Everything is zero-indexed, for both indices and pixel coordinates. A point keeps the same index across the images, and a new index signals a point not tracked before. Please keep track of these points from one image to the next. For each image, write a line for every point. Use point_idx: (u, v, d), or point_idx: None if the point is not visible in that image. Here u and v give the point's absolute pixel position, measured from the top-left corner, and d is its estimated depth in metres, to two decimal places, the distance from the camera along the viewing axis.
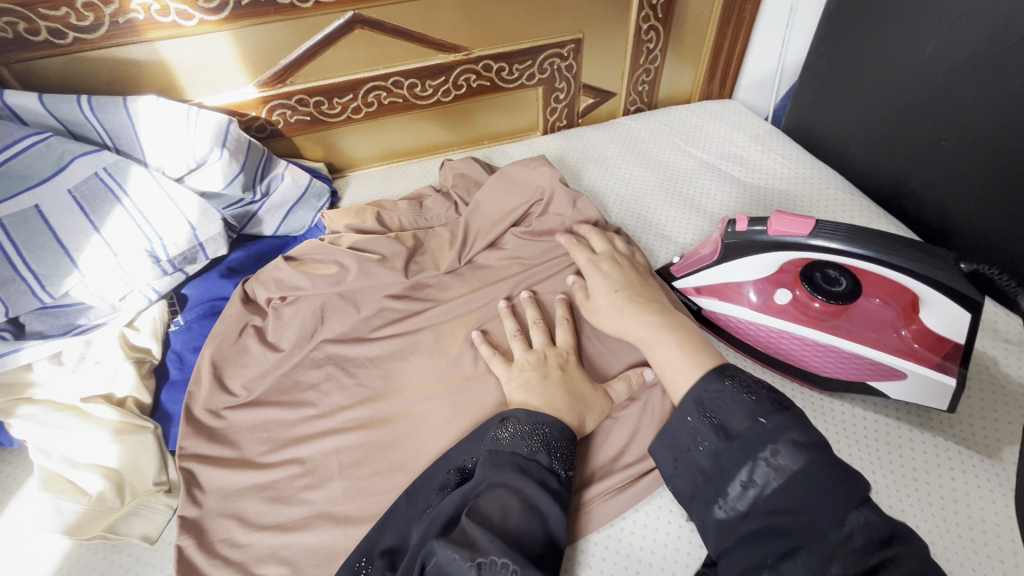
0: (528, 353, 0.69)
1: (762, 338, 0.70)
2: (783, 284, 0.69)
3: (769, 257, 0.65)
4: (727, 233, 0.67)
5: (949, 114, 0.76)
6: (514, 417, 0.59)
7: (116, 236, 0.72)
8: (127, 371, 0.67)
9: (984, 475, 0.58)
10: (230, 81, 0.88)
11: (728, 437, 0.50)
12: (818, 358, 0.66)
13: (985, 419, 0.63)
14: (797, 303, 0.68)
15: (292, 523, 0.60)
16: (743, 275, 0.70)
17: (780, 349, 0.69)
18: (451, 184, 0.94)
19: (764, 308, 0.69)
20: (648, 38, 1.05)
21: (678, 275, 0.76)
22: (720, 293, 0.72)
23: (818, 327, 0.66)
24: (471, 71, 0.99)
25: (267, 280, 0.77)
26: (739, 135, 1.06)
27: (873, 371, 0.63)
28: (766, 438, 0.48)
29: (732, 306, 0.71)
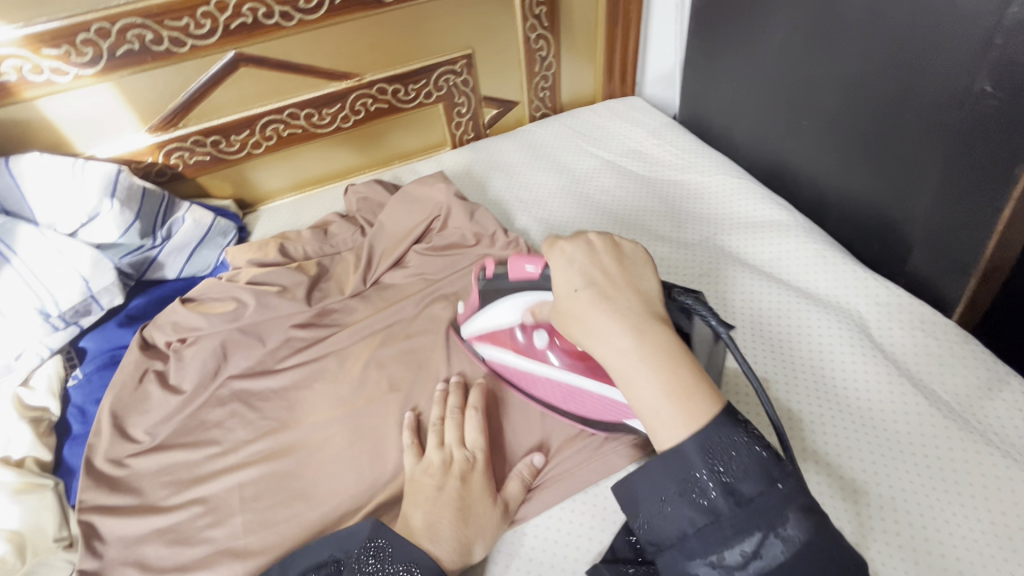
0: (439, 450, 0.62)
1: (539, 385, 0.68)
2: (541, 326, 0.65)
3: (518, 299, 0.66)
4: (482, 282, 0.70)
5: (808, 93, 0.80)
6: (387, 543, 0.54)
7: (4, 296, 0.73)
8: (22, 432, 0.67)
9: (857, 438, 0.63)
10: (119, 130, 0.89)
11: (736, 501, 0.43)
12: (588, 404, 0.65)
13: (860, 382, 0.68)
14: (553, 346, 0.65)
15: (193, 563, 0.61)
16: (504, 320, 0.68)
17: (558, 394, 0.67)
18: (356, 209, 0.96)
19: (528, 349, 0.67)
20: (539, 46, 1.09)
21: (465, 324, 0.75)
22: (493, 339, 0.71)
23: (575, 369, 0.64)
24: (367, 96, 1.01)
25: (165, 323, 0.77)
26: (638, 131, 1.10)
27: (617, 412, 0.63)
28: (777, 507, 0.42)
29: (501, 352, 0.70)
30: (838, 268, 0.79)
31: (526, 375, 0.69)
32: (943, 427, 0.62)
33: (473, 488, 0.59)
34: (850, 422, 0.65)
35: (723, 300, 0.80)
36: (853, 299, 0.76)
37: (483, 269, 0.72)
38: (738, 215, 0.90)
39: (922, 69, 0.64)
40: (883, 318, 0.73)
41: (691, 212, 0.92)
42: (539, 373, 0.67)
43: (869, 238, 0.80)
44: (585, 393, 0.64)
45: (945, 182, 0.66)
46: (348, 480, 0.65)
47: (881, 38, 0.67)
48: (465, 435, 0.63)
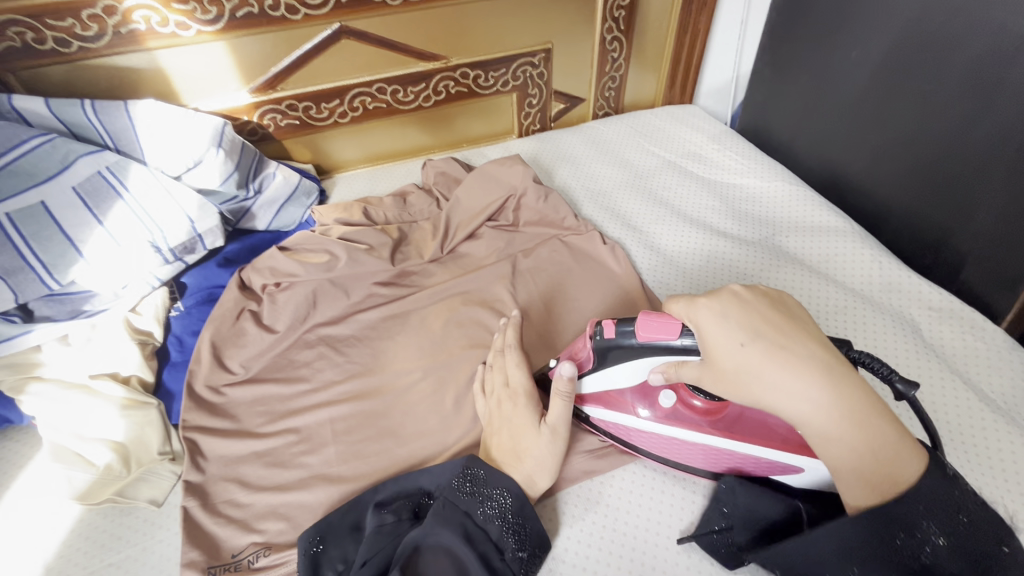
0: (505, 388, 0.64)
1: (669, 447, 0.62)
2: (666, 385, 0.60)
3: (647, 361, 0.56)
4: (596, 340, 0.58)
5: (876, 109, 0.86)
6: (480, 474, 0.58)
7: (118, 228, 0.78)
8: (131, 352, 0.72)
9: (928, 427, 0.68)
10: (224, 87, 0.94)
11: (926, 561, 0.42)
12: (742, 465, 0.58)
13: (925, 377, 0.73)
14: (683, 403, 0.60)
15: (290, 484, 0.65)
16: (620, 384, 0.61)
17: (699, 456, 0.60)
18: (433, 182, 1.02)
19: (666, 416, 0.60)
20: (612, 48, 1.15)
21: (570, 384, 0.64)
22: (605, 401, 0.63)
23: (706, 429, 0.58)
24: (450, 79, 1.07)
25: (262, 268, 0.83)
26: (697, 135, 1.16)
27: (774, 468, 0.57)
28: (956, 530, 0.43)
29: (623, 418, 0.62)
30: (894, 276, 0.85)
31: (642, 435, 0.63)
32: (982, 416, 0.68)
33: (518, 417, 0.60)
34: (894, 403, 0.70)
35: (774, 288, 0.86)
36: (898, 300, 0.82)
37: (596, 323, 0.59)
38: (798, 221, 0.95)
39: (990, 95, 0.71)
40: (925, 317, 0.79)
41: (751, 214, 0.98)
42: (670, 433, 0.60)
43: (923, 248, 0.86)
44: (724, 452, 0.58)
45: (996, 199, 0.73)
46: (433, 423, 0.70)
47: (955, 63, 0.73)
48: (510, 376, 0.64)
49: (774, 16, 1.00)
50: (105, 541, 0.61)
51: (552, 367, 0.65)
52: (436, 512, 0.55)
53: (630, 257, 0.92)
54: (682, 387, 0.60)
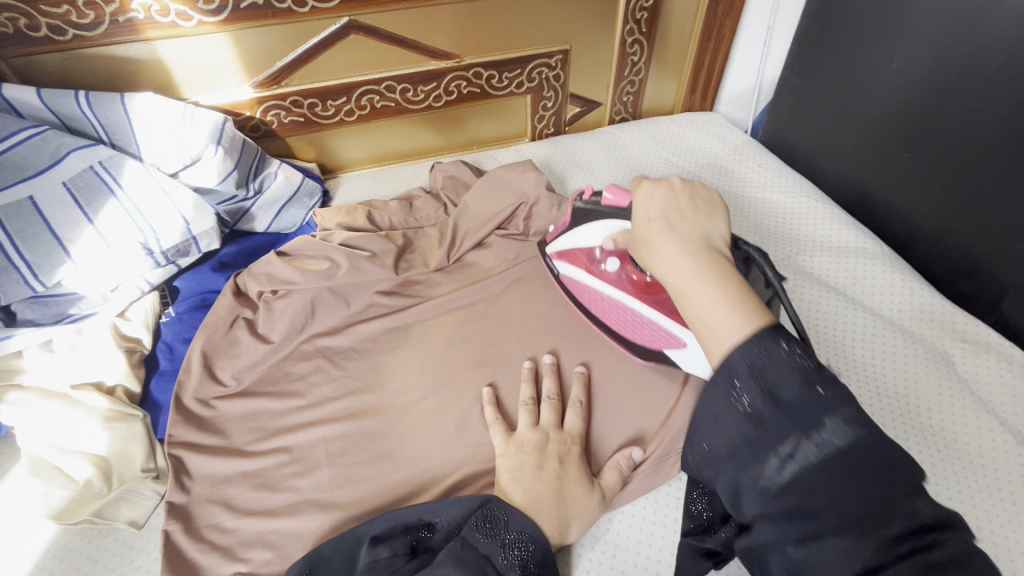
0: (533, 429, 0.63)
1: (598, 304, 0.77)
2: (616, 253, 0.73)
3: (600, 224, 0.72)
4: (579, 203, 0.75)
5: (914, 126, 0.81)
6: (502, 515, 0.55)
7: (109, 228, 0.74)
8: (117, 360, 0.68)
9: (964, 472, 0.63)
10: (226, 81, 0.90)
11: (776, 402, 0.44)
12: (647, 331, 0.71)
13: (958, 415, 0.68)
14: (624, 271, 0.73)
15: (278, 509, 0.61)
16: (587, 241, 0.75)
17: (624, 322, 0.73)
18: (441, 186, 0.97)
19: (604, 274, 0.75)
20: (633, 51, 1.10)
21: (550, 241, 0.82)
22: (570, 257, 0.79)
23: (635, 297, 0.71)
24: (462, 78, 1.02)
25: (259, 274, 0.78)
26: (718, 144, 1.11)
27: (662, 338, 0.69)
28: (819, 409, 0.43)
29: (573, 271, 0.78)
30: (924, 302, 0.80)
31: (585, 292, 0.78)
32: (1022, 464, 0.63)
33: (570, 472, 0.59)
34: (927, 445, 0.65)
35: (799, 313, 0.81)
36: (931, 330, 0.77)
37: (582, 193, 0.75)
38: (822, 240, 0.90)
39: None
40: (960, 350, 0.74)
41: (773, 229, 0.93)
42: (599, 291, 0.76)
43: (960, 276, 0.81)
44: (637, 319, 0.71)
45: None
46: (434, 447, 0.66)
47: (1007, 81, 0.68)
48: (540, 419, 0.64)
49: (806, 22, 0.95)
50: (81, 566, 0.58)
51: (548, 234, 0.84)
52: (451, 555, 0.51)
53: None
54: (630, 262, 0.73)
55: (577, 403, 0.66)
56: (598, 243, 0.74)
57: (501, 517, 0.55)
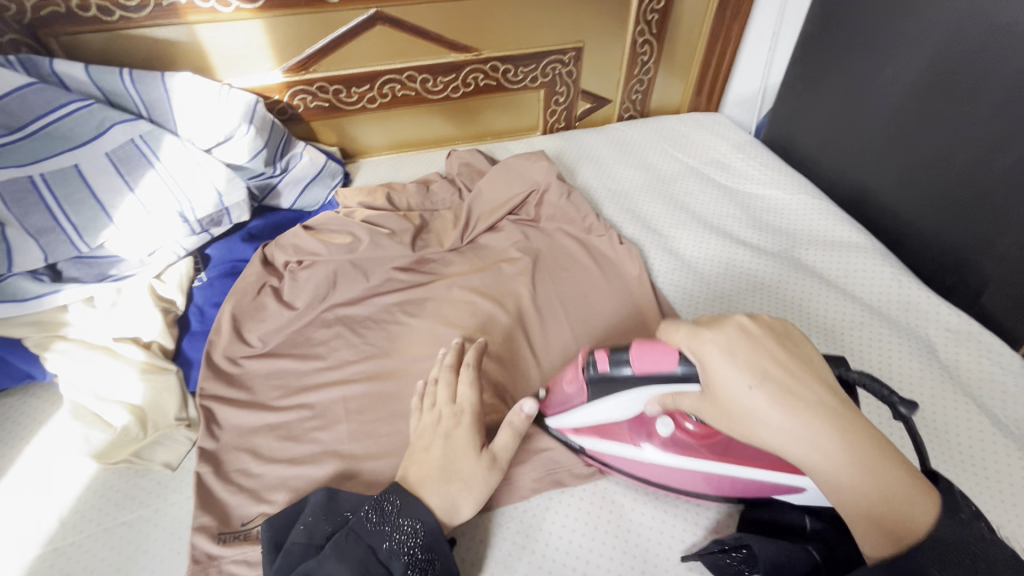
0: (429, 412, 0.60)
1: (655, 480, 0.62)
2: (667, 415, 0.58)
3: (639, 396, 0.53)
4: (591, 373, 0.56)
5: (907, 129, 0.86)
6: (394, 502, 0.53)
7: (149, 196, 0.80)
8: (154, 318, 0.73)
9: (943, 452, 0.67)
10: (257, 65, 0.95)
11: (949, 551, 0.37)
12: (725, 484, 0.58)
13: (939, 400, 0.72)
14: (676, 429, 0.58)
15: (301, 458, 0.66)
16: (612, 417, 0.60)
17: (686, 483, 0.60)
18: (457, 173, 1.03)
19: (659, 443, 0.59)
20: (643, 51, 1.15)
21: (554, 416, 0.64)
22: (601, 432, 0.63)
23: (702, 454, 0.57)
24: (480, 71, 1.07)
25: (286, 245, 0.84)
26: (722, 143, 1.16)
27: (772, 489, 0.56)
28: (983, 549, 0.38)
29: (613, 446, 0.62)
30: (913, 295, 0.84)
31: (634, 465, 0.62)
32: (997, 443, 0.68)
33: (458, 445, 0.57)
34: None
35: (793, 302, 0.86)
36: (915, 319, 0.82)
37: (589, 355, 0.57)
38: (818, 235, 0.95)
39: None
40: (942, 339, 0.79)
41: (771, 224, 0.98)
42: (653, 462, 0.60)
43: (945, 270, 0.86)
44: (716, 475, 0.58)
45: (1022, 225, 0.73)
46: None
47: (992, 87, 0.73)
48: (455, 394, 0.61)
49: (810, 29, 1.00)
50: (118, 500, 0.63)
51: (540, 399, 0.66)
52: (335, 547, 0.50)
53: (649, 263, 0.91)
54: (680, 418, 0.58)
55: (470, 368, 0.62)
56: (630, 411, 0.57)
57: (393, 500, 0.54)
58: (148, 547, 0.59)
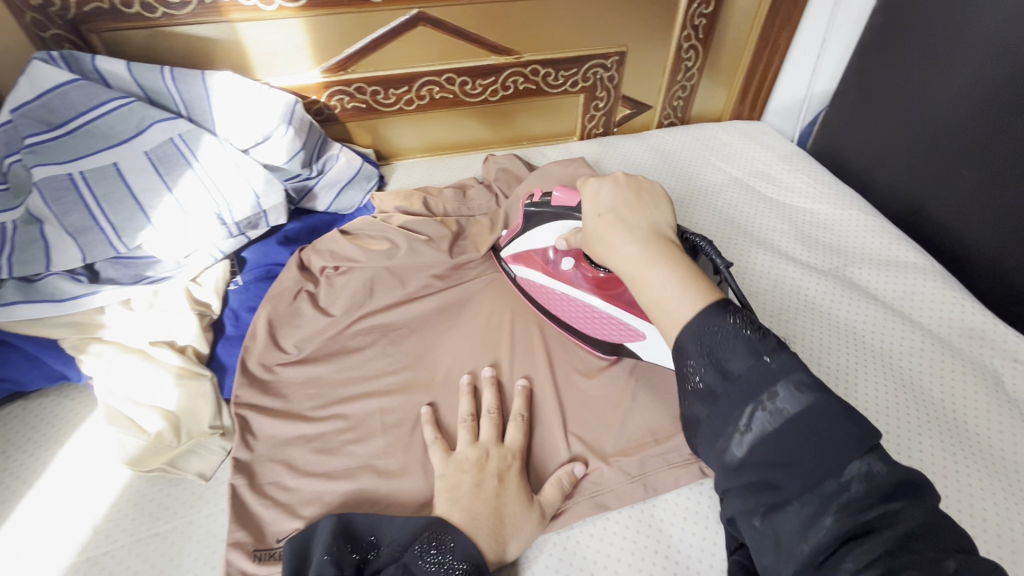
0: (473, 446, 0.62)
1: (557, 303, 0.77)
2: (571, 253, 0.74)
3: (554, 224, 0.74)
4: (529, 204, 0.77)
5: (971, 143, 0.82)
6: (449, 537, 0.52)
7: (187, 197, 0.78)
8: (190, 322, 0.72)
9: (1009, 495, 0.63)
10: (296, 65, 0.94)
11: (725, 374, 0.46)
12: (601, 326, 0.73)
13: (1005, 438, 0.68)
14: (579, 268, 0.75)
15: (337, 472, 0.64)
16: (541, 243, 0.76)
17: (578, 316, 0.75)
18: (494, 178, 1.00)
19: (556, 270, 0.76)
20: (688, 56, 1.12)
21: (505, 245, 0.83)
22: (525, 259, 0.79)
23: (594, 297, 0.73)
24: (520, 74, 1.05)
25: (324, 250, 0.82)
26: (767, 153, 1.12)
27: (624, 331, 0.71)
28: (765, 378, 0.45)
29: (527, 270, 0.79)
30: (974, 322, 0.80)
31: (540, 291, 0.78)
32: None
33: (509, 489, 0.58)
34: (976, 462, 0.66)
35: (847, 325, 0.82)
36: (980, 348, 0.77)
37: (530, 197, 0.78)
38: (871, 253, 0.91)
39: None
40: (1008, 371, 0.75)
41: (820, 240, 0.94)
42: (559, 291, 0.76)
43: (1012, 296, 0.81)
44: (597, 316, 0.73)
45: None
46: None
47: None
48: (481, 435, 0.63)
49: (868, 36, 0.96)
50: (152, 511, 0.61)
51: (502, 237, 0.85)
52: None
53: None
54: (585, 261, 0.75)
55: (517, 417, 0.66)
56: (553, 243, 0.75)
57: (447, 538, 0.53)
58: (182, 563, 0.57)
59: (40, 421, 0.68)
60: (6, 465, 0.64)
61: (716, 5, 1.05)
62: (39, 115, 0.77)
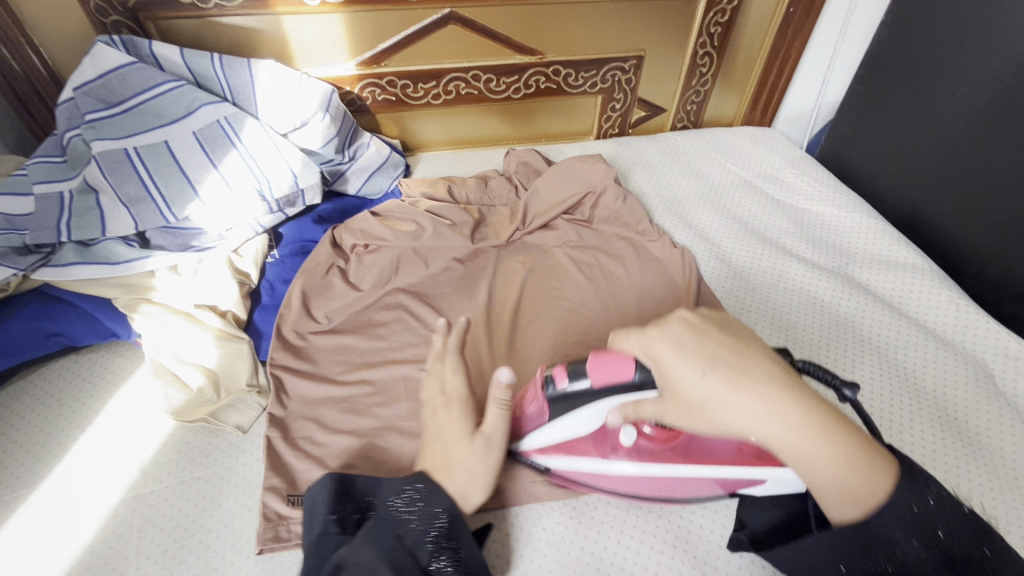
0: (428, 401, 0.62)
1: (620, 488, 0.61)
2: (629, 423, 0.56)
3: (606, 403, 0.52)
4: (547, 392, 0.54)
5: (969, 150, 0.86)
6: (424, 489, 0.52)
7: (231, 174, 0.84)
8: (231, 288, 0.77)
9: (997, 480, 0.67)
10: (333, 57, 1.00)
11: (952, 557, 0.42)
12: (683, 485, 0.58)
13: (994, 428, 0.72)
14: (634, 447, 0.57)
15: (363, 430, 0.69)
16: (575, 430, 0.57)
17: (653, 486, 0.58)
18: (514, 171, 1.06)
19: (624, 449, 0.57)
20: (703, 62, 1.17)
21: (517, 439, 0.59)
22: (567, 449, 0.58)
23: (667, 458, 0.56)
24: (542, 74, 1.10)
25: (355, 229, 0.88)
26: (776, 158, 1.16)
27: (730, 484, 0.55)
28: (980, 545, 0.44)
29: (573, 464, 0.59)
30: (969, 321, 0.84)
31: (602, 478, 0.59)
32: None
33: (450, 428, 0.57)
34: (966, 449, 0.70)
35: (846, 319, 0.86)
36: (972, 345, 0.81)
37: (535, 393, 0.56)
38: (872, 255, 0.95)
39: None
40: (999, 367, 0.79)
41: (823, 241, 0.98)
42: (617, 476, 0.58)
43: (1005, 296, 0.85)
44: (679, 479, 0.57)
45: None
46: None
47: None
48: (447, 383, 0.63)
49: (876, 48, 1.01)
50: (194, 457, 0.66)
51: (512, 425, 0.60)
52: (368, 534, 0.48)
53: (702, 270, 0.92)
54: (643, 428, 0.56)
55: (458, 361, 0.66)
56: (608, 417, 0.55)
57: (423, 488, 0.52)
58: (221, 503, 0.63)
59: (90, 375, 0.74)
60: (60, 412, 0.70)
61: (731, 15, 1.10)
62: (100, 93, 0.83)
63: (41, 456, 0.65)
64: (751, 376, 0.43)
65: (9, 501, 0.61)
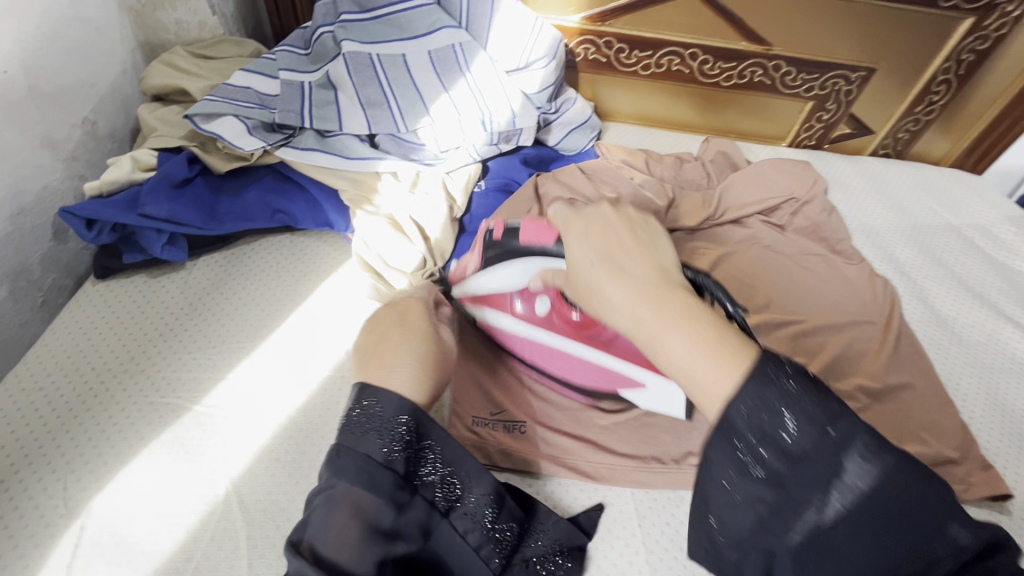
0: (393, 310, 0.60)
1: (532, 350, 0.66)
2: (547, 293, 0.62)
3: (527, 263, 0.59)
4: (488, 238, 0.64)
5: None
6: (376, 402, 0.48)
7: (460, 100, 0.86)
8: (442, 211, 0.79)
9: None
10: (564, 7, 0.99)
11: (832, 514, 0.40)
12: (582, 375, 0.65)
13: None
14: (557, 312, 0.63)
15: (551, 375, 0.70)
16: (505, 284, 0.63)
17: (562, 370, 0.66)
18: (711, 158, 1.02)
19: (534, 320, 0.64)
20: (937, 90, 1.07)
21: (459, 279, 0.68)
22: (492, 302, 0.66)
23: (577, 341, 0.64)
24: (760, 66, 1.05)
25: (562, 182, 0.89)
26: (991, 210, 1.06)
27: (619, 380, 0.64)
28: (878, 507, 0.39)
29: (499, 315, 0.66)
30: None
31: (511, 338, 0.67)
32: None
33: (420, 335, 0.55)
34: None
35: None
36: None
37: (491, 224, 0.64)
38: None
39: None
40: None
41: None
42: (533, 339, 0.65)
43: None
44: (582, 361, 0.64)
45: None
46: None
47: None
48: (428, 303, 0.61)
49: None
50: None
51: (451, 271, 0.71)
52: (331, 463, 0.46)
53: (905, 311, 0.86)
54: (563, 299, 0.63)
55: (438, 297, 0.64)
56: (525, 287, 0.63)
57: (377, 395, 0.49)
58: None
59: (304, 256, 0.78)
60: (277, 282, 0.74)
61: (993, 43, 1.00)
62: None
63: (262, 318, 0.70)
64: (629, 271, 0.45)
65: (235, 349, 0.66)
